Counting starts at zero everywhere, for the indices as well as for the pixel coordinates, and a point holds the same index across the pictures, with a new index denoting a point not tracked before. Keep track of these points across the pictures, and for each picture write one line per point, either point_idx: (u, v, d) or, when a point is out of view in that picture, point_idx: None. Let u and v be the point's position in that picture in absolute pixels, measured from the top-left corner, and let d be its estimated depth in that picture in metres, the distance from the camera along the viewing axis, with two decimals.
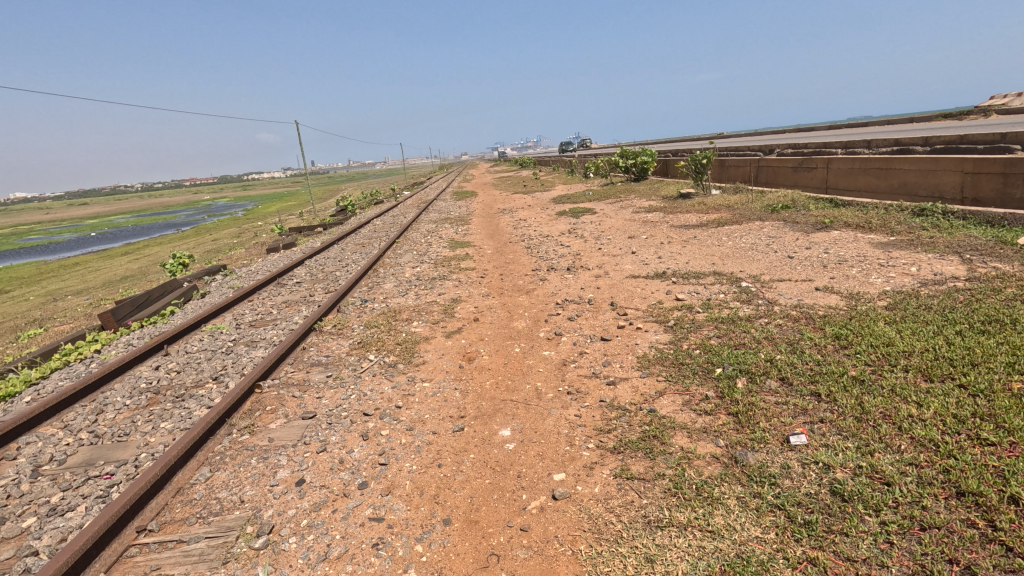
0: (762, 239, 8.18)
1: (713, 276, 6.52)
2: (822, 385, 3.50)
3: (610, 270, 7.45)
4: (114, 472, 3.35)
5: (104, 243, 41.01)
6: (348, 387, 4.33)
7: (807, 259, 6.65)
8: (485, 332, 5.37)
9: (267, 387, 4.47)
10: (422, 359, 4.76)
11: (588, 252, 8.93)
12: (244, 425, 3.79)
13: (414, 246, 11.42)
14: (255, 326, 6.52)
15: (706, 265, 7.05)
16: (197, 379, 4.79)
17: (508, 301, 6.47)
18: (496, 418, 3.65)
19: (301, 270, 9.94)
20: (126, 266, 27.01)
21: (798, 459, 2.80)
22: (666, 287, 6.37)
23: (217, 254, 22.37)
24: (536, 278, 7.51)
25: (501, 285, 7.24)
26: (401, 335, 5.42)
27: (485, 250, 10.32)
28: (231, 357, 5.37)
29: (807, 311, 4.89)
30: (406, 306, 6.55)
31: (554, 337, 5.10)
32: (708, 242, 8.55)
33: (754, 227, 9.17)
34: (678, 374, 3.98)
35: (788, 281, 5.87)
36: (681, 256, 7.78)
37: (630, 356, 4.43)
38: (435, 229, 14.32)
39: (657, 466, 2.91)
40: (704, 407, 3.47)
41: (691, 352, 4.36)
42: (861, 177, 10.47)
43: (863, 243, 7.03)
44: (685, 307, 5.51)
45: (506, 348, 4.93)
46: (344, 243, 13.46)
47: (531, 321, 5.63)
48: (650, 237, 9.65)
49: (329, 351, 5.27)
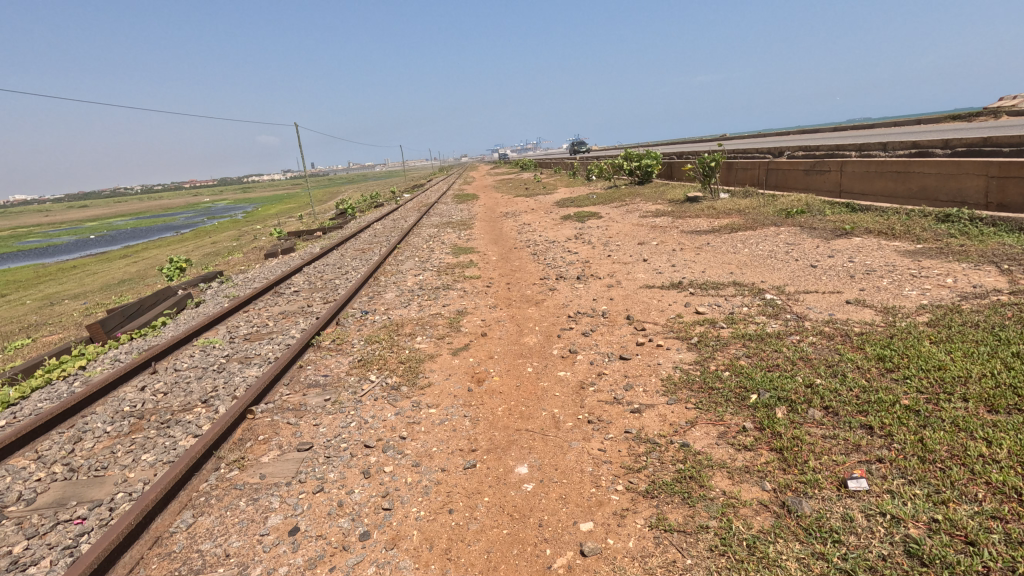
0: (780, 246, 7.83)
1: (732, 286, 6.18)
2: (875, 416, 3.16)
3: (623, 279, 7.11)
4: (87, 515, 3.01)
5: (103, 245, 40.66)
6: (348, 414, 3.98)
7: (832, 269, 6.31)
8: (494, 348, 5.03)
9: (260, 413, 4.13)
10: (427, 381, 4.41)
11: (597, 259, 8.59)
12: (233, 459, 3.44)
13: (416, 252, 11.09)
14: (249, 340, 6.16)
15: (724, 275, 6.72)
16: (185, 403, 4.44)
17: (517, 313, 6.13)
18: (511, 452, 3.31)
19: (300, 278, 9.60)
20: (124, 269, 26.70)
21: (861, 510, 2.45)
22: (684, 299, 6.03)
23: (216, 257, 22.01)
24: (545, 287, 7.17)
25: (509, 296, 6.90)
26: (404, 352, 5.08)
27: (490, 256, 9.98)
28: (223, 376, 5.02)
29: (842, 328, 4.54)
30: (409, 318, 6.21)
31: (569, 355, 4.75)
32: (723, 249, 8.22)
33: (770, 233, 8.83)
34: (710, 401, 3.64)
35: (815, 294, 5.53)
36: (696, 264, 7.45)
37: (653, 379, 4.09)
38: (437, 233, 13.98)
39: (698, 515, 2.57)
40: (743, 442, 3.13)
41: (721, 374, 4.02)
42: (877, 181, 10.15)
43: (889, 252, 6.69)
44: (707, 321, 5.17)
45: (518, 367, 4.59)
46: (343, 248, 13.12)
47: (542, 336, 5.29)
48: (661, 243, 9.32)
49: (328, 370, 4.92)
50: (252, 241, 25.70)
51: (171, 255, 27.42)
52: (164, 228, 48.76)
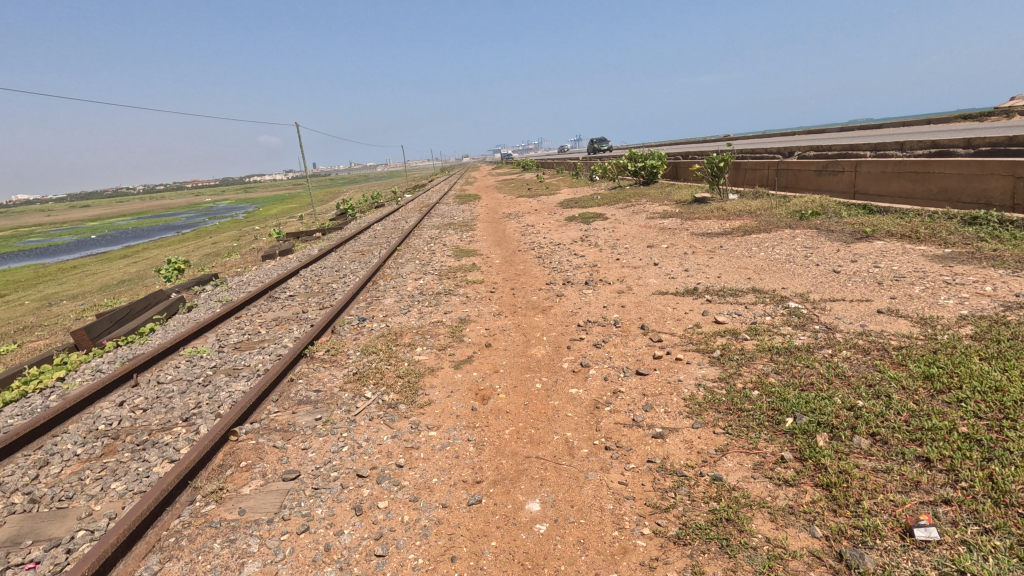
0: (798, 250, 7.46)
1: (752, 293, 5.82)
2: (931, 446, 2.80)
3: (634, 285, 6.76)
4: (42, 558, 2.66)
5: (103, 245, 40.44)
6: (340, 436, 3.63)
7: (857, 275, 5.95)
8: (500, 361, 4.67)
9: (244, 434, 3.77)
10: (427, 398, 4.06)
11: (605, 263, 8.23)
12: (211, 491, 3.08)
13: (417, 254, 10.75)
14: (239, 350, 5.81)
15: (741, 281, 6.35)
16: (164, 422, 4.08)
17: (523, 322, 5.78)
18: (521, 485, 2.95)
19: (296, 281, 9.27)
20: (122, 270, 26.39)
21: (934, 566, 2.09)
22: (701, 307, 5.67)
23: (215, 258, 21.74)
24: (552, 293, 6.81)
25: (514, 302, 6.55)
26: (403, 365, 4.73)
27: (494, 259, 9.64)
28: (208, 391, 4.66)
29: (878, 341, 4.18)
30: (409, 327, 5.85)
31: (581, 370, 4.40)
32: (737, 253, 7.86)
33: (786, 235, 8.47)
34: (740, 426, 3.28)
35: (842, 302, 5.16)
36: (710, 269, 7.10)
37: (675, 399, 3.73)
38: (438, 235, 13.62)
39: (741, 569, 2.21)
40: (784, 476, 2.77)
41: (750, 394, 3.65)
42: (895, 182, 9.78)
43: (916, 256, 6.33)
44: (729, 332, 4.81)
45: (526, 383, 4.23)
46: (342, 250, 12.79)
47: (551, 347, 4.94)
48: (672, 246, 8.97)
49: (320, 385, 4.56)
50: (252, 242, 25.41)
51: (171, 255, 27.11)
52: (164, 228, 48.56)
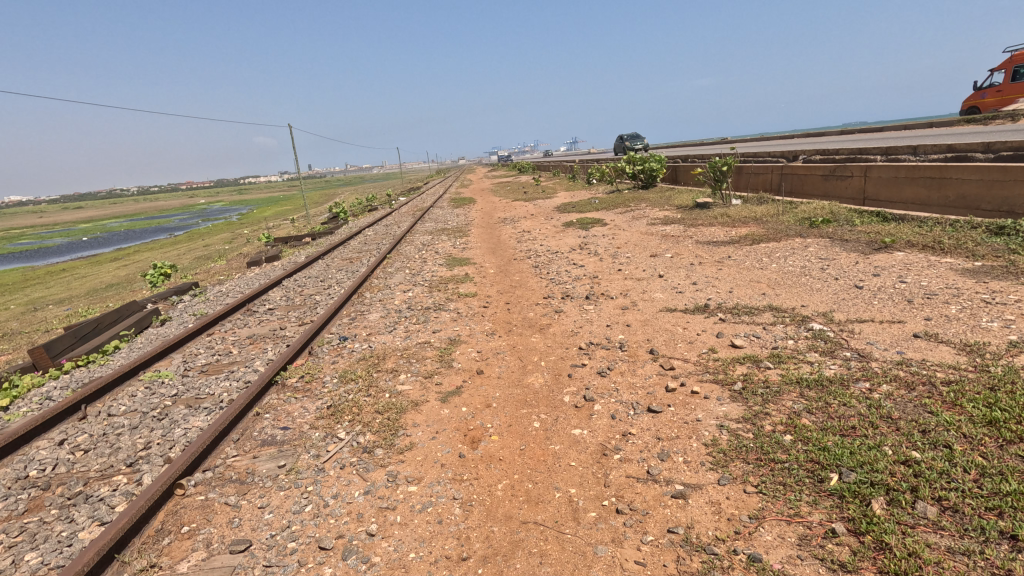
0: (813, 261, 6.98)
1: (769, 312, 5.32)
2: (1016, 518, 2.28)
3: (639, 300, 6.26)
4: None
5: (93, 247, 39.75)
6: (305, 491, 3.09)
7: (883, 291, 5.47)
8: (494, 393, 4.15)
9: (192, 488, 3.23)
10: (409, 441, 3.53)
11: (606, 274, 7.73)
12: (139, 570, 2.54)
13: (407, 262, 10.23)
14: (204, 376, 5.25)
15: (756, 297, 5.85)
16: (104, 469, 3.54)
17: (520, 343, 5.26)
18: (515, 563, 2.43)
19: (277, 292, 8.73)
20: (110, 274, 25.78)
21: None
22: (715, 327, 5.16)
23: (203, 262, 21.15)
24: (550, 309, 6.29)
25: (510, 319, 6.04)
26: (384, 397, 4.20)
27: (488, 268, 9.14)
28: (161, 428, 4.11)
29: (921, 373, 3.68)
30: (393, 348, 5.32)
31: (585, 405, 3.88)
32: (747, 263, 7.38)
33: (797, 245, 8.00)
34: (776, 484, 2.77)
35: (871, 323, 4.67)
36: (721, 282, 6.60)
37: (696, 446, 3.21)
38: (430, 242, 13.11)
39: None
40: (840, 559, 2.25)
41: (783, 440, 3.13)
42: (908, 188, 9.34)
43: (944, 270, 5.85)
44: (748, 360, 4.31)
45: (523, 422, 3.71)
46: (330, 257, 12.27)
47: (550, 376, 4.42)
48: (677, 255, 8.48)
49: (288, 422, 4.02)
50: (244, 246, 24.91)
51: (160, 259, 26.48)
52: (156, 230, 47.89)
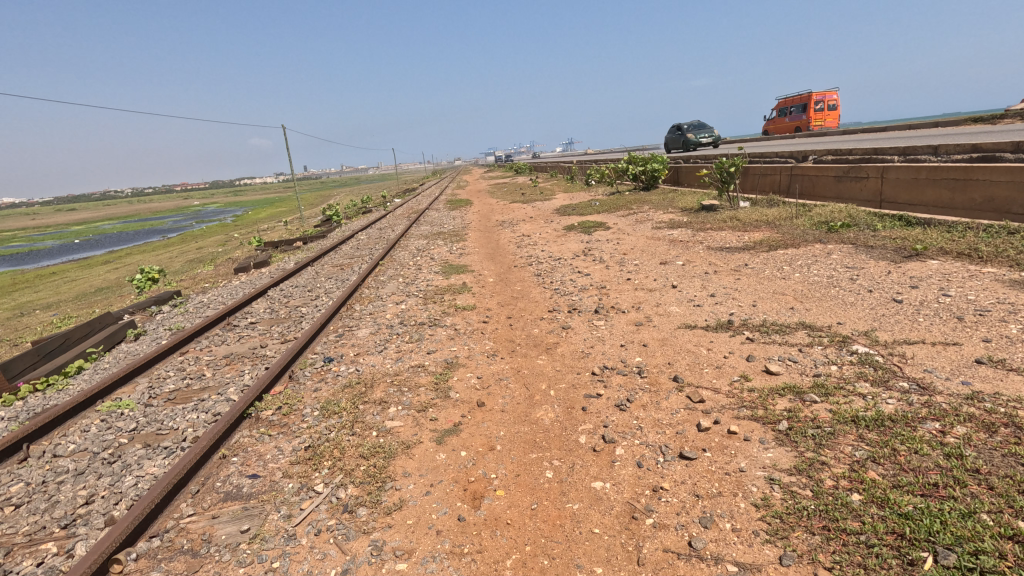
0: (839, 271, 6.45)
1: (803, 331, 4.77)
2: None
3: (654, 315, 5.72)
4: None
5: (84, 250, 39.10)
6: (269, 568, 2.53)
7: (927, 307, 4.92)
8: (498, 432, 3.59)
9: (132, 563, 2.65)
10: (399, 497, 2.97)
11: (615, 283, 7.19)
12: None
13: (401, 270, 9.67)
14: (170, 406, 4.66)
15: (785, 313, 5.30)
16: (33, 533, 2.97)
17: (525, 367, 4.71)
18: None
19: (262, 303, 8.15)
20: (100, 277, 25.18)
21: None
22: (743, 349, 4.60)
23: (194, 266, 20.59)
24: (556, 325, 5.73)
25: (513, 337, 5.48)
26: (371, 437, 3.63)
27: (487, 276, 8.59)
28: (111, 475, 3.53)
29: (1001, 411, 3.12)
30: (383, 373, 4.76)
31: (606, 449, 3.32)
32: (767, 273, 6.86)
33: (819, 252, 7.47)
34: (855, 568, 2.21)
35: (923, 346, 4.13)
36: (741, 294, 6.06)
37: (746, 508, 2.65)
38: (426, 247, 12.52)
39: None
40: None
41: (852, 502, 2.57)
42: (929, 190, 8.84)
43: (989, 282, 5.32)
44: (789, 391, 3.76)
45: (534, 471, 3.15)
46: (321, 263, 11.70)
47: (562, 410, 3.86)
48: (688, 262, 7.96)
49: (258, 468, 3.44)
50: (236, 248, 24.30)
51: (151, 263, 25.89)
52: (149, 232, 47.27)
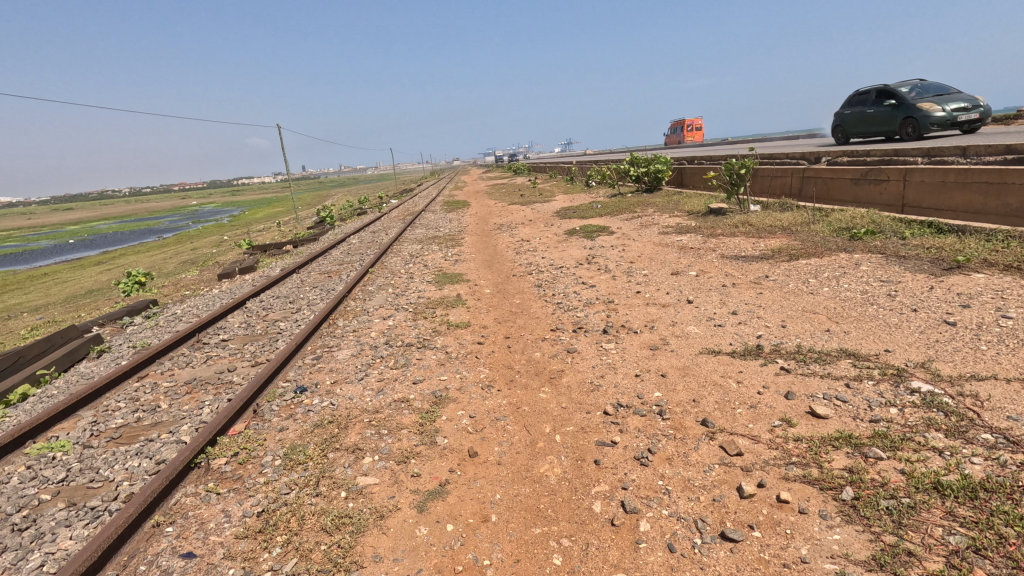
0: (874, 286, 5.80)
1: (846, 360, 4.12)
2: None
3: (670, 337, 5.08)
4: None
5: (76, 250, 38.43)
6: None
7: (988, 331, 4.26)
8: (494, 497, 2.93)
9: None
10: None
11: (624, 297, 6.54)
12: None
13: (392, 278, 9.04)
14: (111, 448, 3.98)
15: (821, 336, 4.65)
16: None
17: (526, 403, 4.05)
18: None
19: (237, 317, 7.48)
20: (89, 279, 24.56)
21: None
22: (779, 383, 3.95)
23: (182, 269, 19.97)
24: (559, 348, 5.07)
25: (512, 363, 4.83)
26: (338, 502, 2.98)
27: (484, 287, 7.96)
28: (15, 549, 2.87)
29: None
30: (361, 409, 4.10)
31: (628, 523, 2.67)
32: (791, 286, 6.22)
33: (846, 262, 6.82)
34: None
35: (998, 384, 3.46)
36: (767, 313, 5.41)
37: None
38: (419, 252, 11.87)
39: None
40: None
41: None
42: (957, 194, 8.23)
43: None
44: (846, 442, 3.10)
45: (539, 557, 2.50)
46: (308, 270, 11.05)
47: (571, 464, 3.21)
48: (701, 273, 7.33)
49: (196, 543, 2.78)
50: (228, 250, 23.67)
51: (140, 265, 25.26)
52: (142, 232, 46.62)
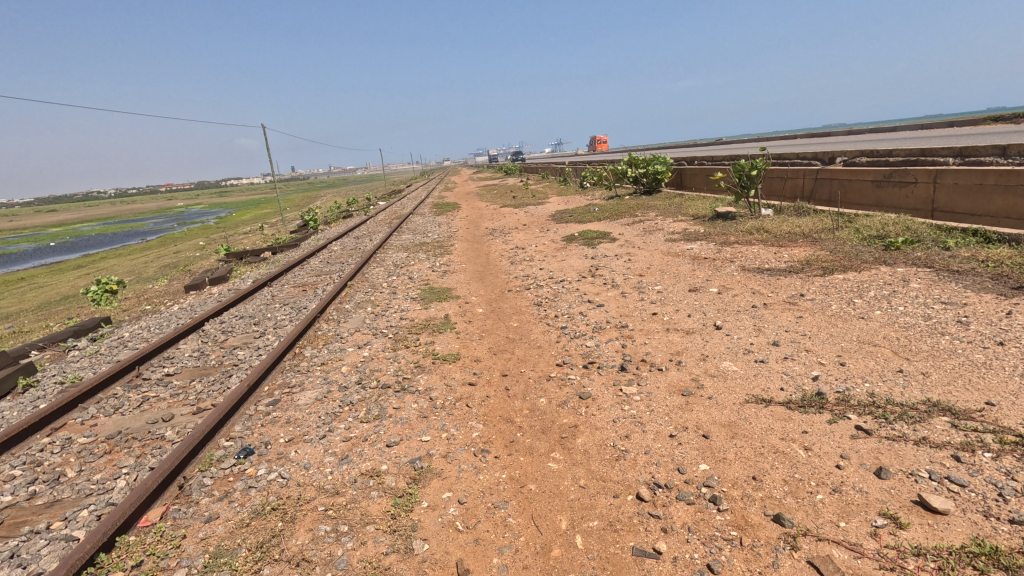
0: (937, 310, 4.89)
1: (942, 419, 3.20)
2: None
3: (704, 378, 4.14)
4: None
5: (50, 253, 36.93)
6: None
7: None
8: None
9: None
10: None
11: (638, 321, 5.62)
12: None
13: (373, 294, 8.05)
14: None
15: (895, 381, 3.74)
16: None
17: (533, 480, 3.09)
18: None
19: (191, 344, 6.45)
20: (59, 285, 23.21)
21: None
22: (862, 450, 3.03)
23: (154, 275, 18.74)
24: (569, 392, 4.14)
25: (512, 414, 3.87)
26: None
27: (475, 305, 7.00)
28: None
29: None
30: (318, 489, 3.12)
31: None
32: (835, 309, 5.31)
33: (890, 279, 5.94)
34: None
35: None
36: (815, 346, 4.49)
37: None
38: (405, 261, 10.87)
39: None
40: None
41: None
42: (999, 198, 7.40)
43: None
44: (994, 563, 2.17)
45: None
46: (282, 283, 10.01)
47: None
48: (724, 290, 6.42)
49: None
50: (209, 255, 22.46)
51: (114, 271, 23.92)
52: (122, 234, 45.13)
